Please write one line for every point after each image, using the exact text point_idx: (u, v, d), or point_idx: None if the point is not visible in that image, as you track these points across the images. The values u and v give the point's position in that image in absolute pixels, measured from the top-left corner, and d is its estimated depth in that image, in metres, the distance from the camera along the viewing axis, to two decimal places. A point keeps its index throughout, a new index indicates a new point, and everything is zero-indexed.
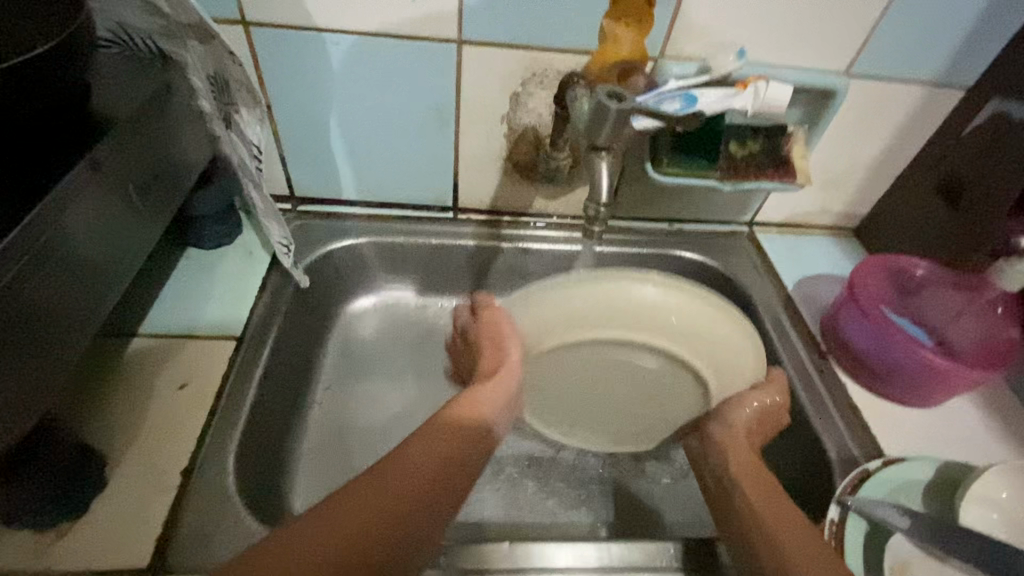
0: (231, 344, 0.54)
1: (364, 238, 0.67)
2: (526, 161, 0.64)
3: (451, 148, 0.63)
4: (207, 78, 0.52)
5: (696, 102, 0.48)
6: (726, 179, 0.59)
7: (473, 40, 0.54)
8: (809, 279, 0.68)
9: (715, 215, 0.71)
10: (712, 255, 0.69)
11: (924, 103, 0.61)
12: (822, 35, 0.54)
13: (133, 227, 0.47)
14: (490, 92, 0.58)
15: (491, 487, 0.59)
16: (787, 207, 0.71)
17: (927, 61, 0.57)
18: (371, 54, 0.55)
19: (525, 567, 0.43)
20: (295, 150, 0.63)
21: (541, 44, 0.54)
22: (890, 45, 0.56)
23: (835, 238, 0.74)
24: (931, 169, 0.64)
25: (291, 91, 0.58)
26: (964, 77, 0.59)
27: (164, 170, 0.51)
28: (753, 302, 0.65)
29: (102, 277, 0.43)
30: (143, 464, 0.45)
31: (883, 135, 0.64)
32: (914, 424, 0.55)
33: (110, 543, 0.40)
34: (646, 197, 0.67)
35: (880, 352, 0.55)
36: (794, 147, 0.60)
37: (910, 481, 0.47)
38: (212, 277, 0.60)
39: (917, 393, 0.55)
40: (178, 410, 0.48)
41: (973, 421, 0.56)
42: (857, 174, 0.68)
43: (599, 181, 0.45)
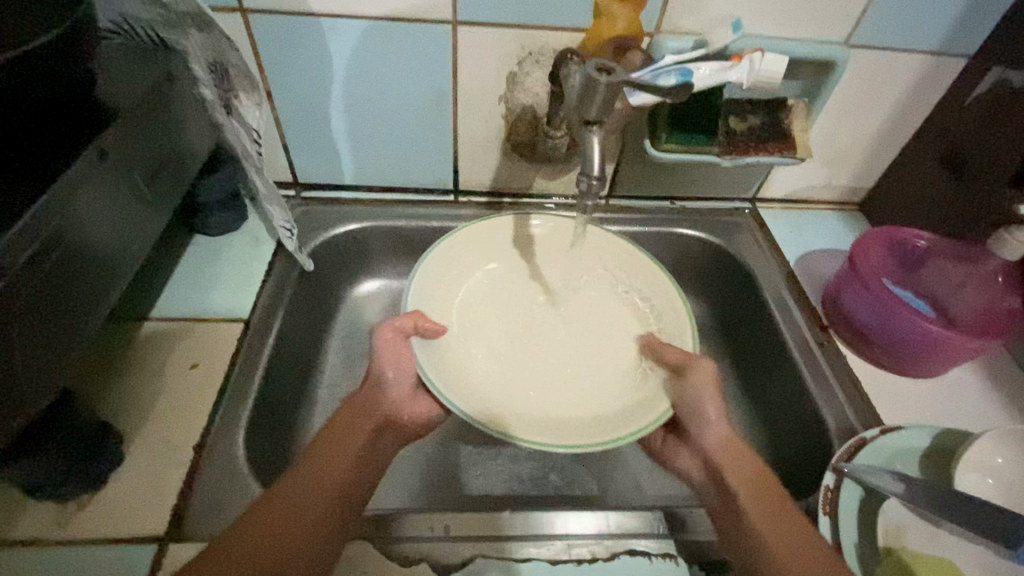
0: (239, 326, 0.55)
1: (367, 222, 0.68)
2: (526, 141, 0.65)
3: (450, 130, 0.64)
4: (206, 65, 0.52)
5: (691, 77, 0.48)
6: (725, 155, 0.59)
7: (468, 21, 0.54)
8: (811, 255, 0.68)
9: (716, 191, 0.71)
10: (713, 231, 0.69)
11: (927, 73, 0.60)
12: (821, 5, 0.54)
13: (139, 215, 0.48)
14: (486, 72, 0.58)
15: (497, 462, 0.60)
16: (789, 182, 0.71)
17: (929, 29, 0.56)
18: (367, 39, 0.55)
19: (526, 534, 0.45)
20: (297, 137, 0.64)
21: (537, 23, 0.54)
22: (891, 14, 0.55)
23: (838, 212, 0.74)
24: (935, 141, 0.63)
25: (291, 78, 0.58)
26: (967, 46, 0.58)
27: (169, 159, 0.52)
28: (755, 276, 0.65)
29: (112, 262, 0.45)
30: (157, 440, 0.47)
31: (884, 108, 0.63)
32: (917, 395, 0.55)
33: (126, 513, 0.42)
34: (647, 175, 0.67)
35: (881, 325, 0.56)
36: (794, 121, 0.60)
37: (908, 449, 0.48)
38: (221, 261, 0.61)
39: (922, 365, 0.55)
40: (191, 389, 0.50)
41: (976, 392, 0.56)
42: (859, 148, 0.67)
43: (592, 155, 0.45)
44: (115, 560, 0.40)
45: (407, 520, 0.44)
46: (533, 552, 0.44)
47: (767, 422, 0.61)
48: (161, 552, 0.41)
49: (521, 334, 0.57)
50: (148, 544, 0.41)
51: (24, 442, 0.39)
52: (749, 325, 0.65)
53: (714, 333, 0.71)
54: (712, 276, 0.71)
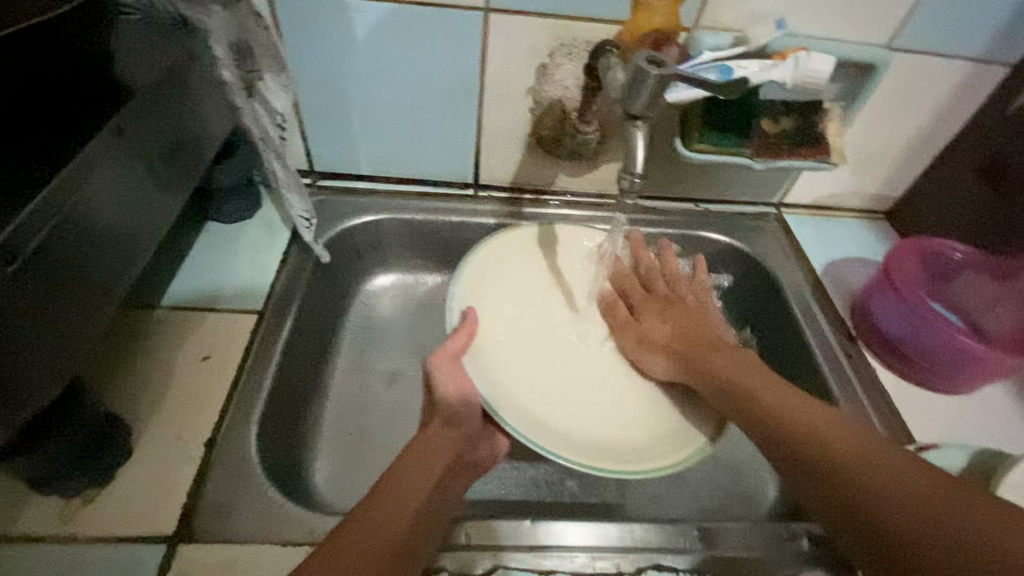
0: (253, 317, 0.53)
1: (384, 214, 0.66)
2: (551, 136, 0.63)
3: (474, 121, 0.62)
4: (228, 45, 0.51)
5: (732, 74, 0.47)
6: (758, 158, 0.57)
7: (500, 8, 0.52)
8: (839, 263, 0.66)
9: (742, 194, 0.69)
10: (739, 236, 0.67)
11: (968, 80, 0.58)
12: (866, 5, 0.52)
13: (155, 197, 0.46)
14: (516, 63, 0.56)
15: (512, 465, 0.58)
16: (817, 187, 0.69)
17: (975, 34, 0.55)
18: (395, 25, 0.53)
19: (548, 545, 0.43)
20: (316, 124, 0.62)
21: (572, 13, 0.52)
22: (937, 17, 0.53)
23: (865, 220, 0.72)
24: (972, 150, 0.61)
25: (313, 62, 0.56)
26: (1011, 53, 0.56)
27: (186, 140, 0.50)
28: (781, 284, 0.63)
29: (126, 245, 0.43)
30: (167, 434, 0.45)
31: (921, 114, 0.61)
32: (948, 411, 0.54)
33: (135, 511, 0.41)
34: (673, 175, 0.66)
35: (915, 338, 0.54)
36: (829, 124, 0.58)
37: (945, 469, 0.46)
38: (233, 250, 0.59)
39: (952, 380, 0.54)
40: (202, 382, 0.48)
41: (1008, 411, 0.55)
42: (892, 155, 0.66)
43: (634, 152, 0.43)
44: (121, 560, 0.38)
45: None
46: (555, 564, 0.42)
47: None
48: (171, 553, 0.39)
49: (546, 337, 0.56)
50: (157, 543, 0.39)
51: (32, 433, 0.37)
52: (773, 334, 0.64)
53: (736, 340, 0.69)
54: (735, 282, 0.69)
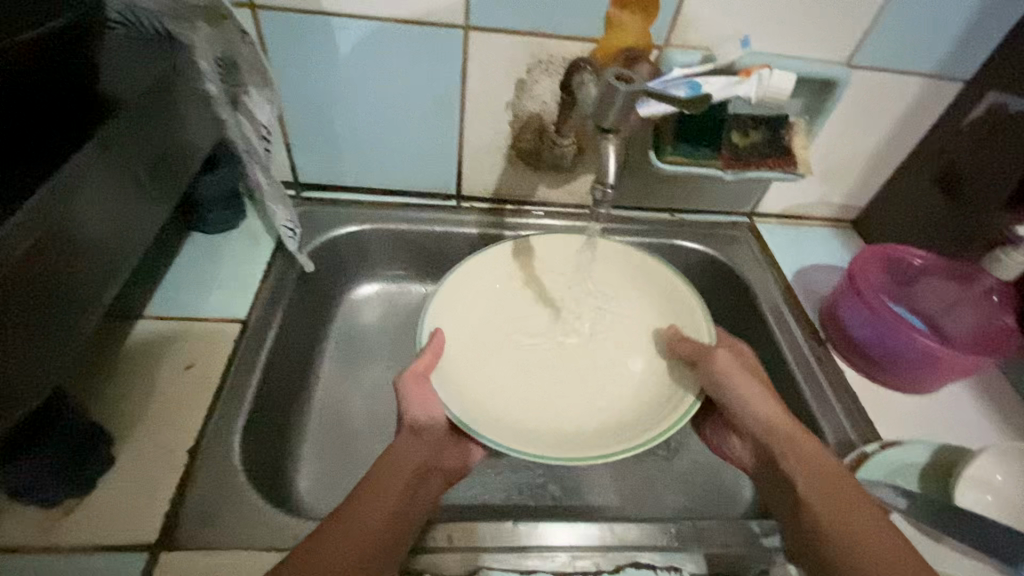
0: (236, 326, 0.54)
1: (368, 225, 0.67)
2: (530, 149, 0.65)
3: (455, 134, 0.63)
4: (215, 60, 0.52)
5: (700, 89, 0.49)
6: (729, 168, 0.60)
7: (479, 26, 0.54)
8: (808, 269, 0.69)
9: (715, 205, 0.72)
10: (712, 244, 0.69)
11: (924, 96, 0.62)
12: (825, 26, 0.55)
13: (141, 208, 0.47)
14: (495, 79, 0.58)
15: (495, 471, 0.59)
16: (786, 198, 0.72)
17: (927, 53, 0.58)
18: (378, 41, 0.55)
19: (530, 545, 0.44)
20: (300, 136, 0.63)
21: (548, 32, 0.54)
22: (892, 37, 0.56)
23: (833, 229, 0.75)
24: (929, 162, 0.65)
25: (298, 77, 0.58)
26: (962, 71, 0.60)
27: (173, 152, 0.51)
28: (753, 291, 0.65)
29: (110, 256, 0.44)
30: (149, 443, 0.45)
31: (882, 128, 0.65)
32: (912, 410, 0.56)
33: (117, 520, 0.41)
34: (648, 187, 0.68)
35: (879, 340, 0.57)
36: (796, 137, 0.61)
37: (909, 464, 0.48)
38: (217, 260, 0.60)
39: (915, 380, 0.56)
40: (185, 391, 0.48)
41: (968, 409, 0.58)
42: (856, 166, 0.69)
43: (605, 165, 0.45)
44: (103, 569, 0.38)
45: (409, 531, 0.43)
46: (536, 564, 0.43)
47: None
48: (153, 561, 0.39)
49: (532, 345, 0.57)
50: (140, 551, 0.39)
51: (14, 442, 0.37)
52: (745, 338, 0.66)
53: None
54: (709, 288, 0.71)
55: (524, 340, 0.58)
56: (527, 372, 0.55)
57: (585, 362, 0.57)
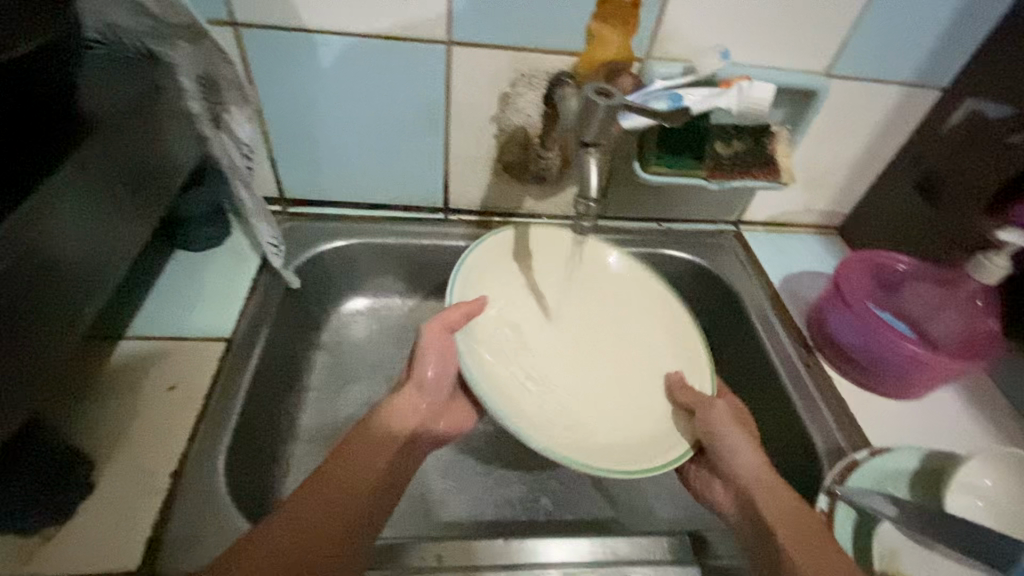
0: (221, 344, 0.53)
1: (355, 239, 0.67)
2: (516, 161, 0.65)
3: (441, 148, 0.63)
4: (197, 78, 0.52)
5: (681, 101, 0.50)
6: (713, 179, 0.60)
7: (462, 41, 0.54)
8: (795, 276, 0.69)
9: (702, 213, 0.72)
10: (700, 253, 0.70)
11: (903, 103, 0.63)
12: (803, 37, 0.56)
13: (120, 227, 0.47)
14: (479, 93, 0.59)
15: (485, 485, 0.59)
16: (771, 205, 0.73)
17: (904, 62, 0.59)
18: (361, 57, 0.55)
19: (521, 563, 0.43)
20: (285, 153, 0.63)
21: (531, 46, 0.55)
22: (870, 47, 0.57)
23: (819, 236, 0.76)
24: (910, 168, 0.66)
25: (282, 94, 0.58)
26: (939, 78, 0.61)
27: (153, 170, 0.50)
28: (741, 299, 0.66)
29: (88, 277, 0.43)
30: (131, 467, 0.44)
31: (863, 136, 0.66)
32: (901, 416, 0.57)
33: (97, 547, 0.40)
34: (635, 197, 0.68)
35: (866, 347, 0.57)
36: (778, 146, 0.61)
37: (899, 471, 0.48)
38: (202, 278, 0.59)
39: (903, 386, 0.57)
40: (167, 413, 0.48)
41: (957, 413, 0.58)
42: (839, 174, 0.70)
43: (588, 177, 0.45)
44: None
45: (398, 551, 0.43)
46: None
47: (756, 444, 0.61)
48: None
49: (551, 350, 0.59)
50: None
51: None
52: (735, 347, 0.66)
53: None
54: (698, 297, 0.71)
55: (540, 342, 0.59)
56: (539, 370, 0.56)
57: (602, 374, 0.58)
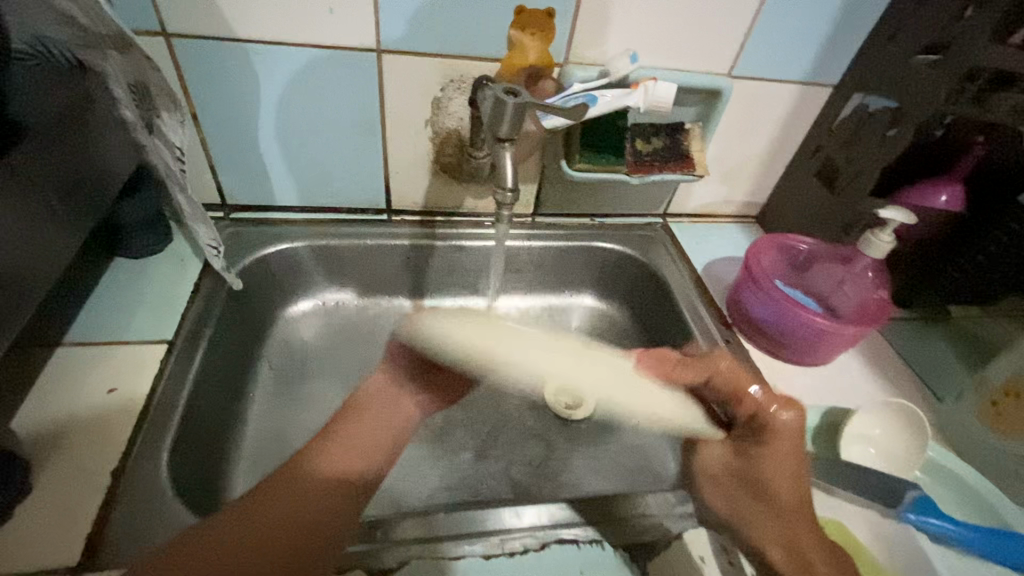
0: (162, 346, 0.54)
1: (299, 242, 0.68)
2: (453, 162, 0.68)
3: (380, 150, 0.66)
4: (128, 88, 0.52)
5: (596, 102, 0.55)
6: (634, 173, 0.65)
7: (391, 48, 0.57)
8: (718, 262, 0.75)
9: (632, 208, 0.77)
10: (631, 244, 0.75)
11: (800, 100, 0.70)
12: (703, 41, 0.62)
13: (51, 233, 0.47)
14: (412, 97, 0.62)
15: (435, 472, 0.61)
16: (694, 199, 0.79)
17: (796, 63, 0.66)
18: (296, 63, 0.57)
19: (465, 533, 0.46)
20: (224, 159, 0.64)
21: (456, 53, 0.59)
22: (764, 50, 0.64)
23: (739, 225, 0.82)
24: (812, 159, 0.73)
25: (218, 101, 0.59)
26: (828, 77, 0.68)
27: (86, 177, 0.51)
28: (669, 284, 0.71)
29: (16, 281, 0.44)
30: (69, 468, 0.45)
31: (768, 131, 0.72)
32: (811, 380, 0.62)
33: (37, 546, 0.40)
34: (567, 194, 0.73)
35: (775, 320, 0.63)
36: (692, 143, 0.67)
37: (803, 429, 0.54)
38: (142, 284, 0.60)
39: (811, 353, 0.62)
40: (108, 414, 0.48)
41: (860, 376, 0.64)
42: (751, 166, 0.76)
43: (504, 169, 0.50)
44: None
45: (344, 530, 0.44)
46: (469, 549, 0.45)
47: None
48: None
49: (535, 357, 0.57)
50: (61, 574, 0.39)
51: None
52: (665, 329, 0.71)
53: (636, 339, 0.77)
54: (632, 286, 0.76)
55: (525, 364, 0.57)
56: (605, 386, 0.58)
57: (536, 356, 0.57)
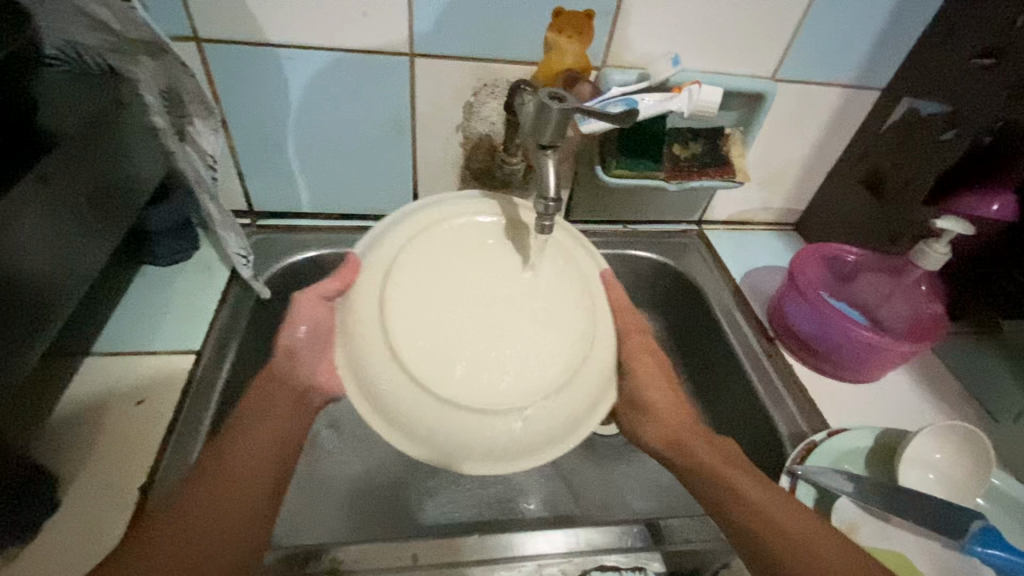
0: (189, 357, 0.53)
1: (326, 249, 0.67)
2: (483, 168, 0.67)
3: (409, 157, 0.65)
4: (160, 94, 0.52)
5: (637, 105, 0.53)
6: (672, 179, 0.63)
7: (424, 53, 0.56)
8: (757, 271, 0.72)
9: (666, 214, 0.75)
10: (665, 252, 0.72)
11: (846, 103, 0.67)
12: (747, 43, 0.59)
13: (82, 242, 0.47)
14: (444, 103, 0.60)
15: (463, 488, 0.59)
16: (730, 205, 0.76)
17: (844, 64, 0.63)
18: (327, 69, 0.56)
19: (501, 557, 0.44)
20: (253, 165, 0.63)
21: (491, 56, 0.57)
22: (811, 52, 0.61)
23: (776, 233, 0.79)
24: (857, 165, 0.70)
25: (248, 107, 0.58)
26: (877, 80, 0.65)
27: (117, 185, 0.50)
28: (706, 295, 0.68)
29: (48, 293, 0.43)
30: (97, 483, 0.44)
31: (811, 136, 0.69)
32: (858, 398, 0.59)
33: (64, 564, 0.39)
34: (599, 200, 0.71)
35: (820, 334, 0.60)
36: (731, 148, 0.64)
37: (856, 450, 0.50)
38: (169, 292, 0.59)
39: (860, 369, 0.59)
40: (136, 427, 0.47)
41: (910, 395, 0.61)
42: (792, 172, 0.73)
43: (546, 177, 0.47)
44: None
45: (373, 552, 0.43)
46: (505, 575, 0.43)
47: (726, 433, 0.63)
48: None
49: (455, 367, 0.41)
50: None
51: None
52: (701, 341, 0.68)
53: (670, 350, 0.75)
54: (665, 296, 0.74)
55: (441, 383, 0.40)
56: (556, 347, 0.43)
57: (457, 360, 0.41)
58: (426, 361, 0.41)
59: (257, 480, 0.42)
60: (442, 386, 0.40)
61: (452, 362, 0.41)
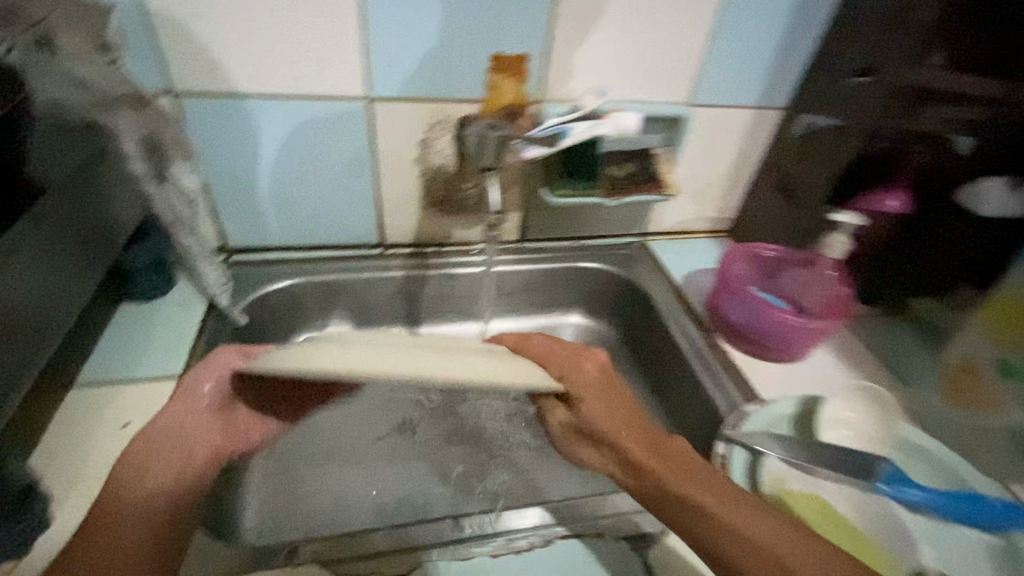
0: (171, 381, 0.57)
1: (299, 278, 0.72)
2: (441, 196, 0.73)
3: (373, 188, 0.71)
4: (140, 141, 0.56)
5: (570, 133, 0.61)
6: (610, 196, 0.70)
7: (381, 96, 0.63)
8: (696, 273, 0.80)
9: (612, 229, 0.83)
10: (613, 262, 0.80)
11: (755, 121, 0.76)
12: (662, 75, 0.68)
13: (68, 276, 0.50)
14: (402, 138, 0.67)
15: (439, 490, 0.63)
16: (668, 219, 0.84)
17: (748, 89, 0.73)
18: (293, 114, 0.63)
19: (473, 536, 0.48)
20: (227, 203, 0.69)
21: (441, 97, 0.65)
22: (718, 80, 0.71)
23: (713, 239, 0.88)
24: (772, 173, 0.79)
25: (221, 151, 0.64)
26: (778, 100, 0.75)
27: (101, 226, 0.54)
28: (651, 296, 0.76)
29: (40, 324, 0.46)
30: (87, 499, 0.46)
31: (730, 151, 0.78)
32: (789, 376, 0.66)
33: None
34: (550, 218, 0.78)
35: (752, 323, 0.67)
36: (659, 165, 0.73)
37: (784, 416, 0.57)
38: (150, 324, 0.63)
39: (790, 350, 0.67)
40: (123, 447, 0.50)
41: (835, 370, 0.68)
42: (718, 185, 0.82)
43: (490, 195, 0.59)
44: None
45: (354, 542, 0.46)
46: (477, 550, 0.47)
47: (679, 419, 0.69)
48: None
49: (407, 362, 0.39)
50: None
51: None
52: (652, 338, 0.76)
53: (628, 353, 0.81)
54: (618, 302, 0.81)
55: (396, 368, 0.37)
56: (502, 368, 0.44)
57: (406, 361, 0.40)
58: (373, 361, 0.38)
59: (187, 466, 0.47)
60: (395, 366, 0.38)
61: (398, 360, 0.39)
